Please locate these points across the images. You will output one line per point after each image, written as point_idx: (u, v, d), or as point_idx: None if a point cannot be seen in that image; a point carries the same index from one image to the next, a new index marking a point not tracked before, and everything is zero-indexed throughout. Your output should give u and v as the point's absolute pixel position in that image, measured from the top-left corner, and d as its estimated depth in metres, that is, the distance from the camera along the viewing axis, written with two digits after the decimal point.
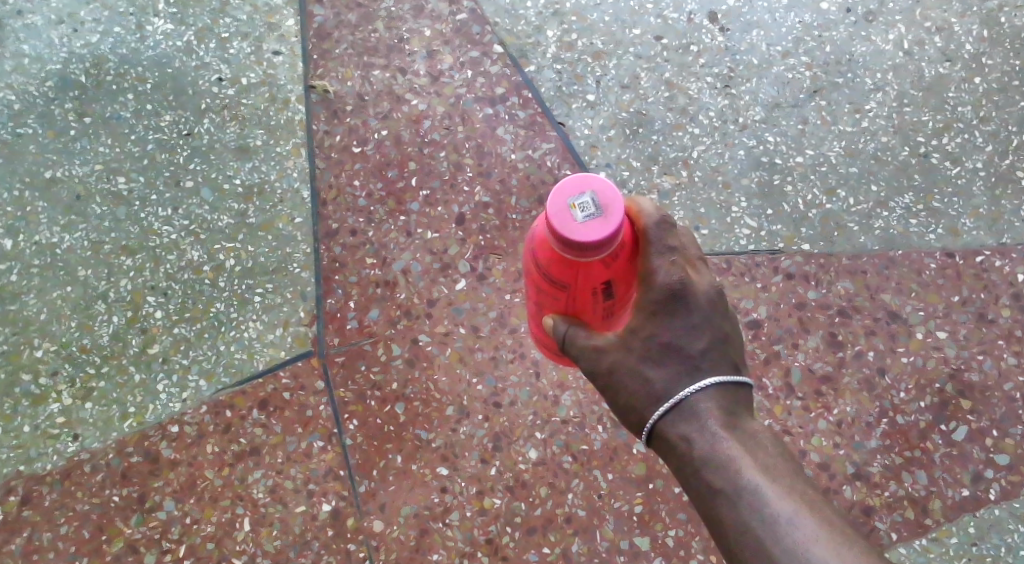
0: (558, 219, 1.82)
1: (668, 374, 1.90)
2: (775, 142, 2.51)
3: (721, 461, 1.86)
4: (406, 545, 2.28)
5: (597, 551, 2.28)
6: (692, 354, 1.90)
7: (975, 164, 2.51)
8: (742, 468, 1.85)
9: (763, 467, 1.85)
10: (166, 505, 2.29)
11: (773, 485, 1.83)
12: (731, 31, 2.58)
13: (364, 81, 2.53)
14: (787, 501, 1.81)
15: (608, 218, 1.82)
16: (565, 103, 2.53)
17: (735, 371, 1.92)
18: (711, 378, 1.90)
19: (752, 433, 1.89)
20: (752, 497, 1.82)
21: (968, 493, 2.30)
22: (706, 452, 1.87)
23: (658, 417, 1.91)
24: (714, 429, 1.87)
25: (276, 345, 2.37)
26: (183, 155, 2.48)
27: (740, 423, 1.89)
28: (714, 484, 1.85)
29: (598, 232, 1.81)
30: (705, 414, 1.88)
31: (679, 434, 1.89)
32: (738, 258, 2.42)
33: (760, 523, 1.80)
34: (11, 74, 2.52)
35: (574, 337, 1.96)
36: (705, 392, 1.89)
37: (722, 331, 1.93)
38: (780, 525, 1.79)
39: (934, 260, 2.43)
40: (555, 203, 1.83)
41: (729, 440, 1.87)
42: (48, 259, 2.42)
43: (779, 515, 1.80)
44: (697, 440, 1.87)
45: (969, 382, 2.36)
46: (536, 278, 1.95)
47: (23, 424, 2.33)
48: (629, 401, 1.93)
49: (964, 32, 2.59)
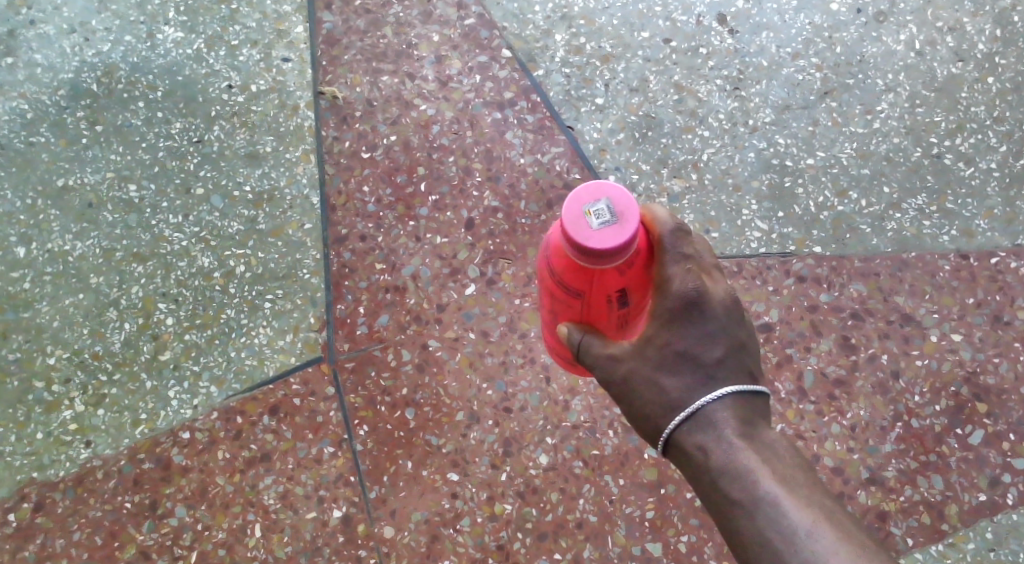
0: (573, 225, 1.81)
1: (683, 383, 1.88)
2: (786, 143, 2.50)
3: (737, 472, 1.83)
4: (418, 551, 2.27)
5: (609, 556, 2.26)
6: (707, 363, 1.88)
7: (989, 165, 2.48)
8: (759, 478, 1.82)
9: (781, 478, 1.82)
10: (178, 512, 2.29)
11: (791, 496, 1.80)
12: (741, 33, 2.57)
13: (373, 87, 2.53)
14: (806, 513, 1.78)
15: (624, 225, 1.80)
16: (574, 107, 2.52)
17: (751, 380, 1.89)
18: (726, 387, 1.87)
19: (770, 442, 1.85)
20: (769, 509, 1.79)
21: (986, 497, 2.27)
22: (722, 462, 1.84)
23: (672, 427, 1.88)
24: (731, 438, 1.84)
25: (286, 351, 2.37)
26: (193, 162, 2.49)
27: (757, 432, 1.86)
28: (731, 494, 1.82)
29: (613, 239, 1.80)
30: (721, 423, 1.86)
31: (694, 444, 1.86)
32: (749, 261, 2.40)
33: (778, 535, 1.77)
34: (24, 84, 2.54)
35: (589, 346, 1.95)
36: (721, 401, 1.86)
37: (738, 340, 1.90)
38: (799, 538, 1.76)
39: (948, 262, 2.40)
40: (570, 209, 1.81)
41: (745, 449, 1.84)
42: (60, 267, 2.43)
43: (798, 527, 1.77)
44: (713, 449, 1.85)
45: (985, 385, 2.33)
46: (551, 286, 1.94)
47: (36, 430, 2.34)
48: (644, 410, 1.91)
49: (976, 32, 2.57)
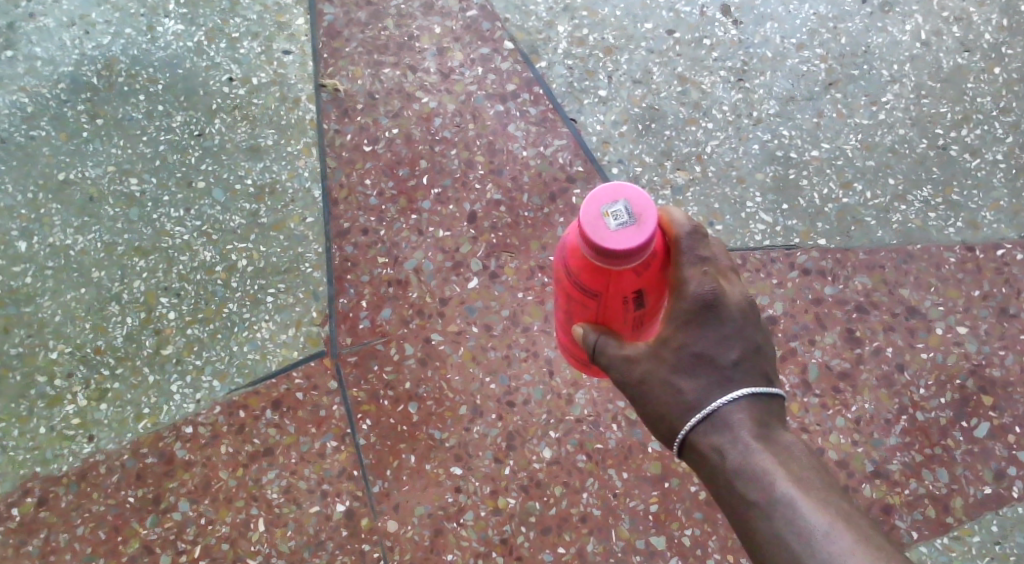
0: (591, 226, 1.79)
1: (699, 385, 1.87)
2: (790, 135, 2.48)
3: (754, 473, 1.82)
4: (421, 545, 2.26)
5: (613, 550, 2.25)
6: (723, 365, 1.87)
7: (995, 156, 2.47)
8: (776, 480, 1.81)
9: (798, 480, 1.81)
10: (182, 506, 2.28)
11: (808, 498, 1.79)
12: (745, 24, 2.56)
13: (374, 79, 2.52)
14: (823, 515, 1.77)
15: (642, 226, 1.79)
16: (577, 99, 2.51)
17: (766, 382, 1.89)
18: (742, 390, 1.87)
19: (786, 445, 1.85)
20: (786, 510, 1.78)
21: (991, 490, 2.26)
22: (738, 464, 1.83)
23: (688, 428, 1.88)
24: (746, 440, 1.84)
25: (289, 345, 2.37)
26: (195, 156, 2.48)
27: (773, 435, 1.85)
28: (748, 495, 1.81)
29: (631, 240, 1.78)
30: (737, 425, 1.85)
31: (710, 445, 1.86)
32: (754, 254, 2.39)
33: (794, 535, 1.76)
34: (25, 77, 2.52)
35: (605, 347, 1.93)
36: (736, 403, 1.86)
37: (755, 342, 1.90)
38: (817, 538, 1.75)
39: (954, 254, 2.39)
40: (588, 211, 1.80)
41: (762, 451, 1.83)
42: (62, 261, 2.42)
43: (815, 528, 1.76)
44: (729, 451, 1.84)
45: (990, 378, 2.32)
46: (567, 286, 1.92)
47: (39, 425, 2.33)
48: (660, 411, 1.90)
49: (982, 22, 2.56)
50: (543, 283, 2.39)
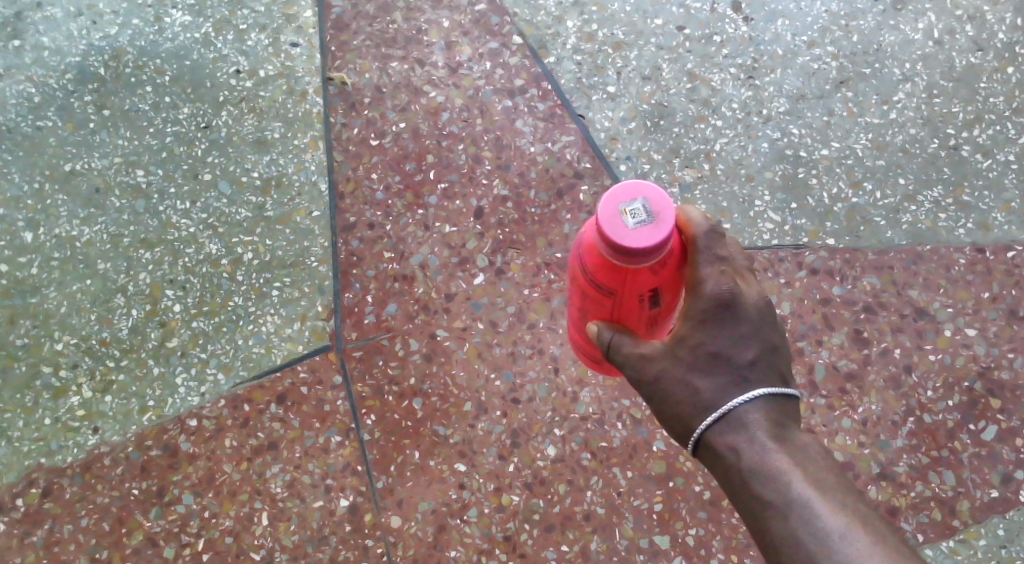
0: (608, 223, 1.77)
1: (716, 384, 1.86)
2: (799, 134, 2.46)
3: (770, 473, 1.80)
4: (424, 541, 2.25)
5: (616, 549, 2.25)
6: (740, 365, 1.85)
7: (1008, 157, 2.45)
8: (792, 480, 1.79)
9: (814, 481, 1.79)
10: (185, 499, 2.27)
11: (825, 500, 1.77)
12: (755, 21, 2.54)
13: (382, 73, 2.51)
14: (839, 516, 1.75)
15: (660, 225, 1.77)
16: (585, 95, 2.50)
17: (783, 382, 1.87)
18: (759, 389, 1.85)
19: (803, 446, 1.83)
20: (802, 511, 1.77)
21: (998, 494, 2.24)
22: (754, 464, 1.81)
23: (704, 427, 1.86)
24: (762, 440, 1.82)
25: (294, 339, 2.36)
26: (201, 148, 2.48)
27: (789, 435, 1.83)
28: (764, 495, 1.80)
29: (649, 239, 1.76)
30: (753, 424, 1.83)
31: (726, 444, 1.84)
32: (761, 253, 2.37)
33: (811, 537, 1.75)
34: (32, 67, 2.52)
35: (619, 345, 1.91)
36: (753, 403, 1.84)
37: (772, 343, 1.88)
38: (833, 540, 1.74)
39: (964, 256, 2.37)
40: (606, 208, 1.78)
41: (778, 452, 1.81)
42: (68, 252, 2.41)
43: (832, 529, 1.74)
44: (745, 451, 1.82)
45: (999, 380, 2.30)
46: (582, 284, 1.90)
47: (44, 416, 2.32)
48: (675, 410, 1.88)
49: (996, 21, 2.54)
50: (549, 280, 2.38)
